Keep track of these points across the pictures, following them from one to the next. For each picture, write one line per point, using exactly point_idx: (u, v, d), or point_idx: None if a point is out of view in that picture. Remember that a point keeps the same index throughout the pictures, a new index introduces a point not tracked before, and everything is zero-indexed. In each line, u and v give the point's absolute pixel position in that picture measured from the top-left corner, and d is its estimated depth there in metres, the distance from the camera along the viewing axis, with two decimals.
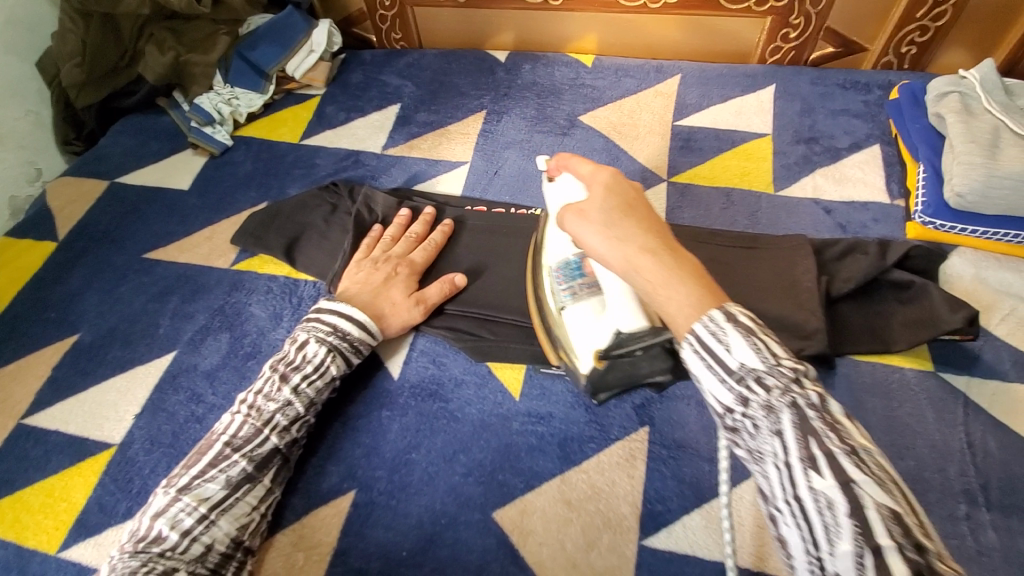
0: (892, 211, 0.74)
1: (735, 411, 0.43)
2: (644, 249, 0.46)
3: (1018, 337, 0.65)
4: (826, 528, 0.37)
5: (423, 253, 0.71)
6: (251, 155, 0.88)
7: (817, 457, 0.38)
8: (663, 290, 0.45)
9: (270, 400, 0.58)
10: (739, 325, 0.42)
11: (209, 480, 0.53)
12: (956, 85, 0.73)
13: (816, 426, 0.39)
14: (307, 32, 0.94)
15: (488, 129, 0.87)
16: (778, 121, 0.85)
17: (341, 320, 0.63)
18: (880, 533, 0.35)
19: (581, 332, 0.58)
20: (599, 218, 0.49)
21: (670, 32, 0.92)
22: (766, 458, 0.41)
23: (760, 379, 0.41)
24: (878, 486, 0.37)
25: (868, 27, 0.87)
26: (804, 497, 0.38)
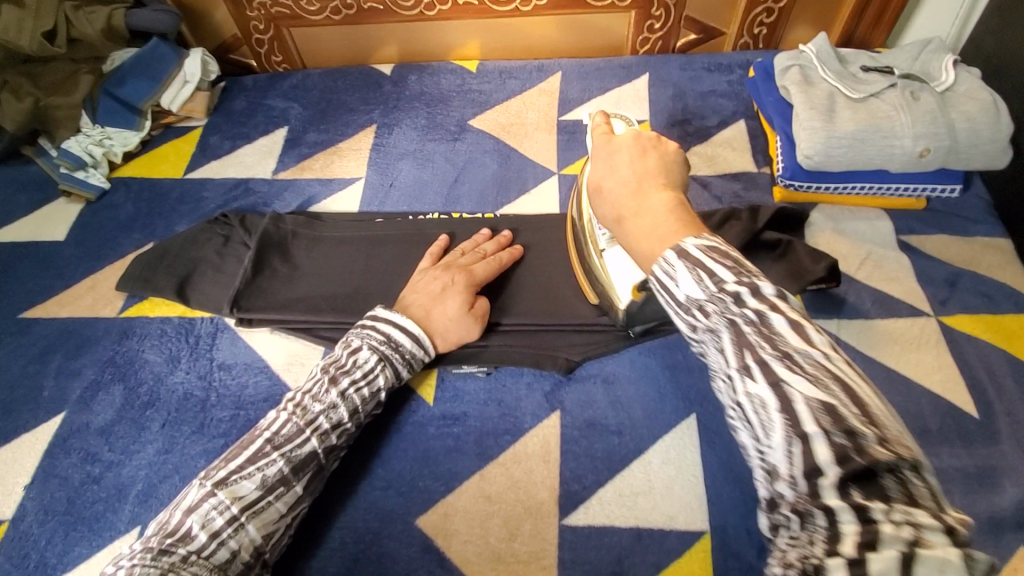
0: (759, 179, 0.81)
1: (695, 334, 0.44)
2: (623, 218, 0.53)
3: (875, 278, 0.72)
4: (761, 424, 0.37)
5: (488, 263, 0.68)
6: (132, 195, 0.84)
7: (751, 364, 0.38)
8: (638, 253, 0.50)
9: (316, 400, 0.56)
10: (687, 258, 0.44)
11: (245, 477, 0.52)
12: (797, 60, 0.80)
13: (750, 337, 0.39)
14: (177, 63, 0.91)
15: (380, 142, 0.87)
16: (654, 107, 0.90)
17: (394, 330, 0.61)
18: (806, 421, 0.35)
19: (619, 268, 0.62)
20: (599, 182, 0.57)
21: (547, 32, 0.96)
22: (717, 372, 0.41)
23: (705, 305, 0.42)
24: (811, 381, 0.36)
25: (722, 13, 0.94)
26: (744, 403, 0.38)
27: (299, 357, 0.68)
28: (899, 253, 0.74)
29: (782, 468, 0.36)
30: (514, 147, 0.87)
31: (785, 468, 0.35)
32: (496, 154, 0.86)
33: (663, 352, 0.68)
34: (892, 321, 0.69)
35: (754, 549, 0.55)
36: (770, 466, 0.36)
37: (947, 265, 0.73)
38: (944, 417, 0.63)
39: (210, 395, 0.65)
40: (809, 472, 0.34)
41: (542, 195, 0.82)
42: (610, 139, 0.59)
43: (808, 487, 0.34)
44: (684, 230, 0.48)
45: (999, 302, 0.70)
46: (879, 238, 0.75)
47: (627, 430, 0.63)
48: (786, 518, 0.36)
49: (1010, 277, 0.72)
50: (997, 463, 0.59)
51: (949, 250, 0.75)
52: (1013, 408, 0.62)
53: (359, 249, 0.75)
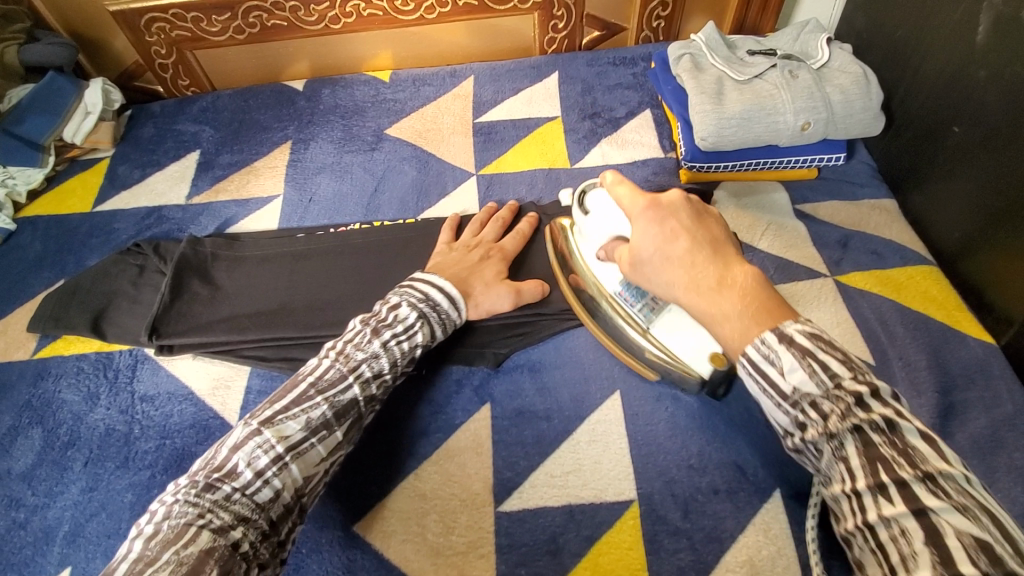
0: (666, 163, 0.85)
1: (794, 434, 0.44)
2: (687, 297, 0.51)
3: (775, 246, 0.77)
4: (902, 556, 0.35)
5: (513, 240, 0.75)
6: (39, 234, 0.81)
7: (887, 482, 0.37)
8: (717, 331, 0.48)
9: (360, 350, 0.58)
10: (794, 346, 0.43)
11: (291, 418, 0.53)
12: (687, 49, 0.85)
13: (882, 450, 0.38)
14: (77, 94, 0.88)
15: (297, 158, 0.87)
16: (564, 103, 0.93)
17: (432, 290, 0.64)
18: (957, 559, 0.33)
19: (685, 340, 0.60)
20: (662, 270, 0.52)
21: (457, 38, 0.98)
22: (835, 478, 0.40)
23: (820, 401, 0.42)
24: (961, 511, 0.35)
25: (621, 10, 0.99)
26: (875, 525, 0.37)
27: (223, 380, 0.67)
28: (795, 221, 0.80)
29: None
30: (431, 152, 0.89)
31: None
32: (414, 160, 0.88)
33: (584, 335, 0.71)
34: (793, 285, 0.74)
35: (679, 511, 0.58)
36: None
37: (839, 228, 0.79)
38: None
39: (134, 427, 0.64)
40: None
41: (462, 195, 0.84)
42: (649, 203, 0.55)
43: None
44: (767, 308, 0.46)
45: (886, 257, 0.76)
46: (777, 209, 0.81)
47: (556, 414, 0.65)
48: None
49: (894, 233, 0.79)
50: None
51: (840, 214, 0.81)
52: (904, 351, 0.68)
53: (281, 266, 0.75)
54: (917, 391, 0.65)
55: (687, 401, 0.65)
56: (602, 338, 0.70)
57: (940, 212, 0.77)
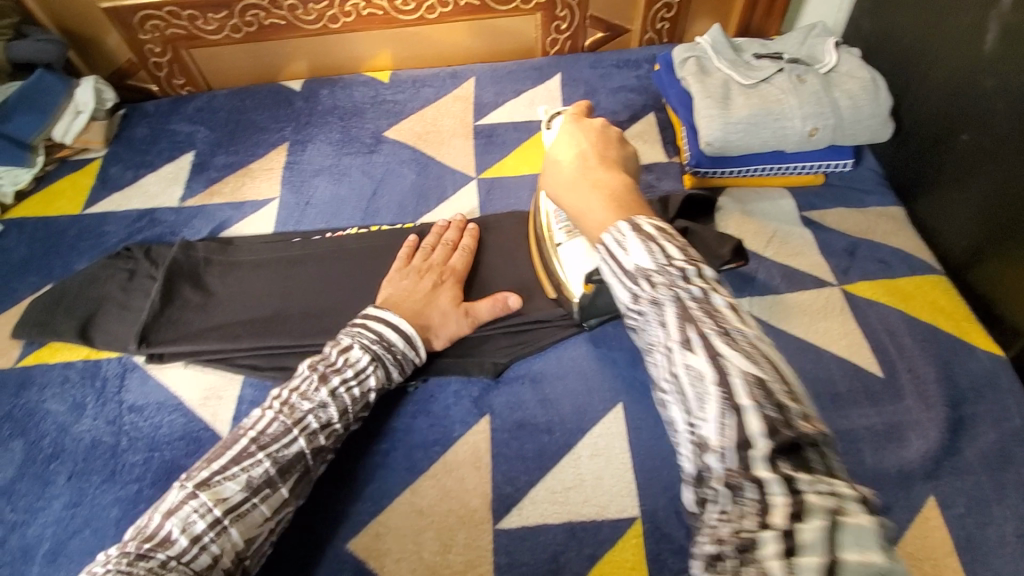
0: (670, 168, 0.83)
1: (630, 306, 0.44)
2: (574, 194, 0.54)
3: (781, 255, 0.76)
4: (697, 396, 0.38)
5: (463, 257, 0.72)
6: (26, 237, 0.79)
7: (692, 337, 0.39)
8: (582, 220, 0.52)
9: (305, 399, 0.56)
10: (641, 233, 0.45)
11: (230, 479, 0.51)
12: (693, 51, 0.83)
13: (693, 310, 0.40)
14: (68, 93, 0.86)
15: (293, 160, 0.86)
16: (567, 106, 0.92)
17: (387, 329, 0.61)
18: (739, 396, 0.36)
19: (574, 261, 0.65)
20: (562, 174, 0.57)
21: (458, 38, 0.96)
22: (655, 341, 0.42)
23: (652, 276, 0.42)
24: (749, 358, 0.37)
25: (625, 11, 0.97)
26: (681, 373, 0.39)
27: (215, 390, 0.65)
28: (802, 229, 0.78)
29: (710, 439, 0.36)
30: (431, 155, 0.87)
31: (715, 439, 0.36)
32: (413, 163, 0.86)
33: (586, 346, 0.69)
34: (799, 295, 0.73)
35: (683, 529, 0.57)
36: (700, 438, 0.37)
37: (847, 236, 0.78)
38: (852, 379, 0.66)
39: (121, 439, 0.62)
40: (738, 446, 0.35)
41: (462, 200, 0.82)
42: (580, 121, 0.62)
43: (738, 460, 0.35)
44: (624, 205, 0.50)
45: (894, 267, 0.75)
46: (783, 217, 0.79)
47: (557, 427, 0.64)
48: (715, 492, 0.36)
49: (901, 242, 0.77)
50: (900, 418, 0.63)
51: (848, 221, 0.79)
52: (913, 363, 0.66)
53: (275, 274, 0.73)
54: (925, 405, 0.63)
55: None
56: (605, 348, 0.69)
57: (948, 222, 0.75)
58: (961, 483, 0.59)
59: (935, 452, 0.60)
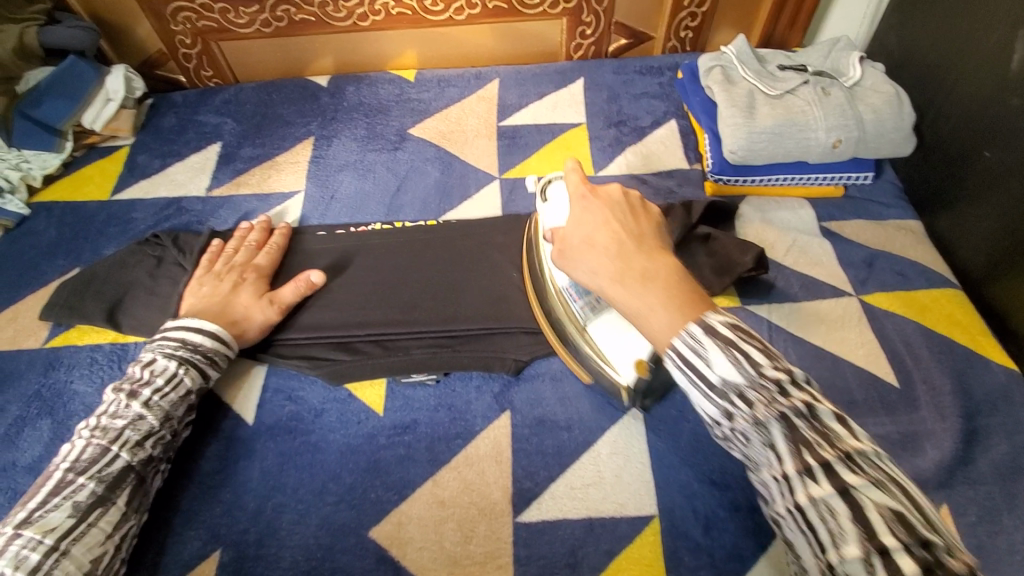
0: (692, 175, 0.84)
1: (723, 425, 0.45)
2: (614, 288, 0.50)
3: (800, 263, 0.77)
4: (832, 534, 0.37)
5: (268, 255, 0.72)
6: (55, 221, 0.80)
7: (813, 465, 0.39)
8: (642, 324, 0.48)
9: (117, 417, 0.56)
10: (719, 338, 0.44)
11: (53, 509, 0.50)
12: (719, 60, 0.85)
13: (804, 433, 0.40)
14: (98, 81, 0.87)
15: (319, 155, 0.87)
16: (590, 110, 0.93)
17: (188, 334, 0.62)
18: (883, 533, 0.35)
19: (615, 346, 0.61)
20: (593, 255, 0.52)
21: (483, 40, 0.98)
22: (763, 468, 0.42)
23: (747, 395, 0.42)
24: (877, 486, 0.37)
25: (650, 18, 0.98)
26: (805, 507, 0.39)
27: (238, 377, 0.68)
28: (822, 239, 0.79)
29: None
30: (455, 153, 0.88)
31: None
32: (437, 162, 0.87)
33: None
34: (818, 303, 0.74)
35: (701, 528, 0.57)
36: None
37: (866, 247, 0.78)
38: (869, 388, 0.67)
39: None
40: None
41: (485, 199, 0.83)
42: (589, 191, 0.56)
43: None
44: (693, 304, 0.47)
45: (912, 278, 0.75)
46: (803, 226, 0.80)
47: (577, 425, 0.64)
48: None
49: (920, 254, 0.78)
50: (916, 427, 0.64)
51: (867, 233, 0.80)
52: (928, 374, 0.67)
53: (301, 267, 0.74)
54: (940, 415, 0.64)
55: None
56: None
57: (968, 236, 0.76)
58: (973, 493, 0.59)
59: (950, 461, 0.61)
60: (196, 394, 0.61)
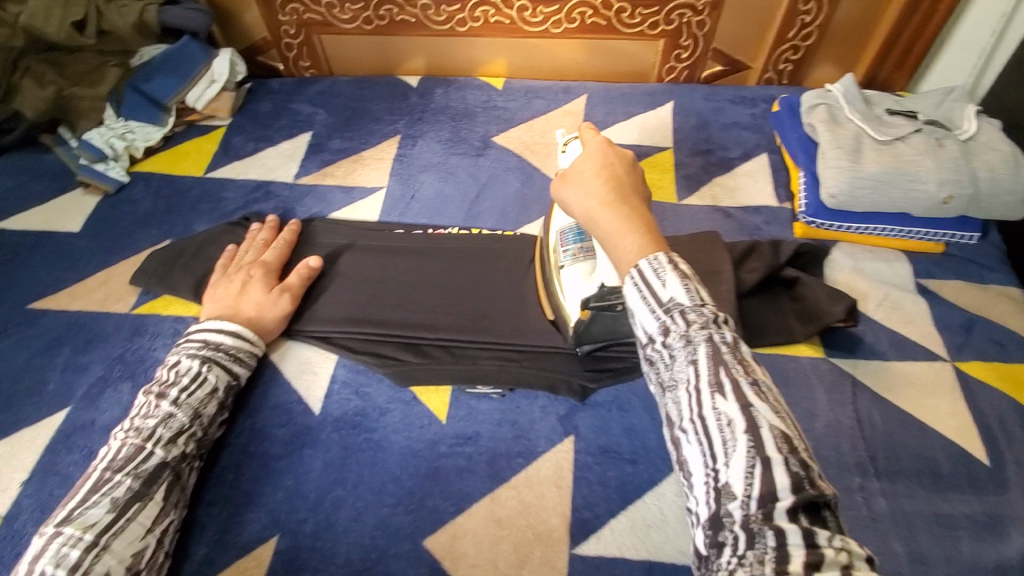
0: (781, 213, 0.81)
1: (657, 340, 0.44)
2: (596, 216, 0.50)
3: (893, 319, 0.72)
4: (724, 443, 0.38)
5: (275, 251, 0.73)
6: (151, 191, 0.83)
7: (724, 382, 0.40)
8: (611, 248, 0.49)
9: (149, 417, 0.57)
10: (678, 271, 0.45)
11: (92, 507, 0.51)
12: (823, 99, 0.82)
13: (724, 356, 0.41)
14: (206, 61, 0.90)
15: (403, 153, 0.88)
16: (677, 135, 0.90)
17: (211, 333, 0.64)
18: (770, 449, 0.37)
19: (573, 285, 0.62)
20: (586, 181, 0.52)
21: (575, 55, 0.97)
22: (680, 383, 0.42)
23: (684, 313, 0.43)
24: (772, 410, 0.39)
25: (749, 48, 0.96)
26: (708, 417, 0.40)
27: (311, 364, 0.69)
28: (917, 295, 0.74)
29: (736, 489, 0.37)
30: (536, 165, 0.87)
31: (741, 489, 0.37)
32: (518, 172, 0.86)
33: None
34: (909, 364, 0.69)
35: None
36: (721, 484, 0.38)
37: (965, 311, 0.73)
38: (959, 464, 0.62)
39: None
40: (765, 494, 0.36)
41: None
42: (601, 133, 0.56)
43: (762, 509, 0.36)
44: (654, 236, 0.49)
45: (1015, 351, 0.70)
46: (896, 280, 0.76)
47: (642, 459, 0.62)
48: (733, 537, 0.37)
49: None
50: (1010, 513, 0.59)
51: (968, 295, 0.75)
52: None
53: (368, 266, 0.74)
54: None
55: None
56: None
57: None
58: None
59: None
60: (223, 392, 0.62)
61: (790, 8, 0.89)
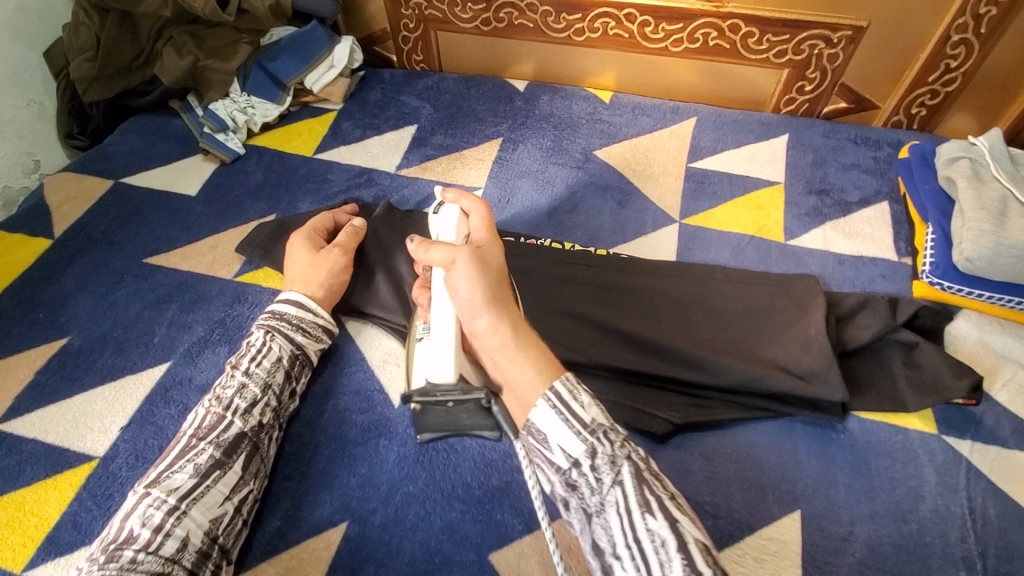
0: (899, 269, 0.75)
1: (582, 463, 0.49)
2: (501, 319, 0.55)
3: (1019, 404, 0.64)
4: (659, 564, 0.44)
5: (318, 219, 0.74)
6: (264, 165, 0.87)
7: (651, 501, 0.46)
8: (512, 357, 0.54)
9: (226, 387, 0.59)
10: (580, 392, 0.51)
11: (177, 472, 0.53)
12: (966, 151, 0.75)
13: (644, 473, 0.48)
14: (329, 47, 0.94)
15: (503, 156, 0.88)
16: (790, 171, 0.86)
17: (276, 305, 0.66)
18: (701, 564, 0.43)
19: (422, 360, 0.62)
20: (484, 285, 0.55)
21: (688, 76, 0.94)
22: (608, 506, 0.48)
23: (607, 434, 0.49)
24: (686, 517, 0.46)
25: (880, 87, 0.89)
26: (642, 538, 0.45)
27: (393, 355, 0.69)
28: None
29: None
30: (636, 185, 0.85)
31: None
32: (617, 190, 0.84)
33: (773, 433, 0.63)
34: None
35: None
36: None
37: None
38: None
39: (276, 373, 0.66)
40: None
41: (659, 240, 0.79)
42: (491, 226, 0.60)
43: None
44: (549, 359, 0.54)
45: None
46: None
47: (725, 514, 0.57)
48: None
49: None
50: None
51: None
52: None
53: None
54: None
55: (882, 549, 0.55)
56: (792, 444, 0.62)
57: None
58: None
59: None
60: (288, 361, 0.63)
61: (935, 52, 0.83)
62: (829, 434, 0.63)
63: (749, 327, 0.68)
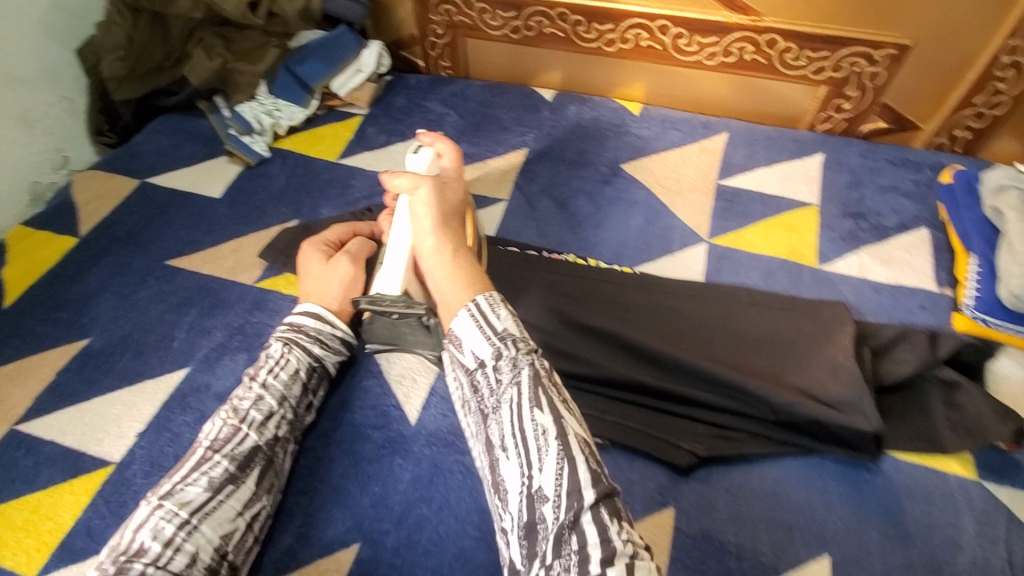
0: (939, 300, 0.72)
1: (488, 364, 0.49)
2: (447, 243, 0.56)
3: None
4: (537, 449, 0.45)
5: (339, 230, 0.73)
6: (287, 169, 0.87)
7: (542, 400, 0.46)
8: (450, 272, 0.55)
9: (243, 399, 0.58)
10: (495, 309, 0.51)
11: (190, 484, 0.52)
12: (1017, 180, 0.71)
13: (542, 378, 0.48)
14: (356, 52, 0.94)
15: (528, 168, 0.86)
16: (825, 192, 0.83)
17: (296, 317, 0.65)
18: (575, 452, 0.44)
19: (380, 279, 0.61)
20: (439, 213, 0.58)
21: (721, 90, 0.91)
22: (504, 403, 0.48)
23: (514, 342, 0.49)
24: (575, 422, 0.46)
25: (924, 107, 0.86)
26: (527, 429, 0.45)
27: (410, 371, 0.69)
28: None
29: (547, 487, 0.44)
30: (664, 202, 0.82)
31: (551, 489, 0.43)
32: (644, 206, 0.82)
33: (797, 468, 0.60)
34: None
35: None
36: (535, 488, 0.44)
37: None
38: None
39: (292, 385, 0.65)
40: (569, 489, 0.43)
41: (686, 261, 0.76)
42: (459, 174, 0.65)
43: (570, 511, 0.42)
44: (481, 279, 0.55)
45: None
46: None
47: (747, 554, 0.55)
48: (545, 544, 0.43)
49: None
50: None
51: None
52: None
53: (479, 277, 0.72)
54: None
55: None
56: (819, 482, 0.60)
57: None
58: None
59: None
60: (306, 374, 0.63)
61: (979, 74, 0.79)
62: (859, 474, 0.60)
63: (774, 353, 0.65)
